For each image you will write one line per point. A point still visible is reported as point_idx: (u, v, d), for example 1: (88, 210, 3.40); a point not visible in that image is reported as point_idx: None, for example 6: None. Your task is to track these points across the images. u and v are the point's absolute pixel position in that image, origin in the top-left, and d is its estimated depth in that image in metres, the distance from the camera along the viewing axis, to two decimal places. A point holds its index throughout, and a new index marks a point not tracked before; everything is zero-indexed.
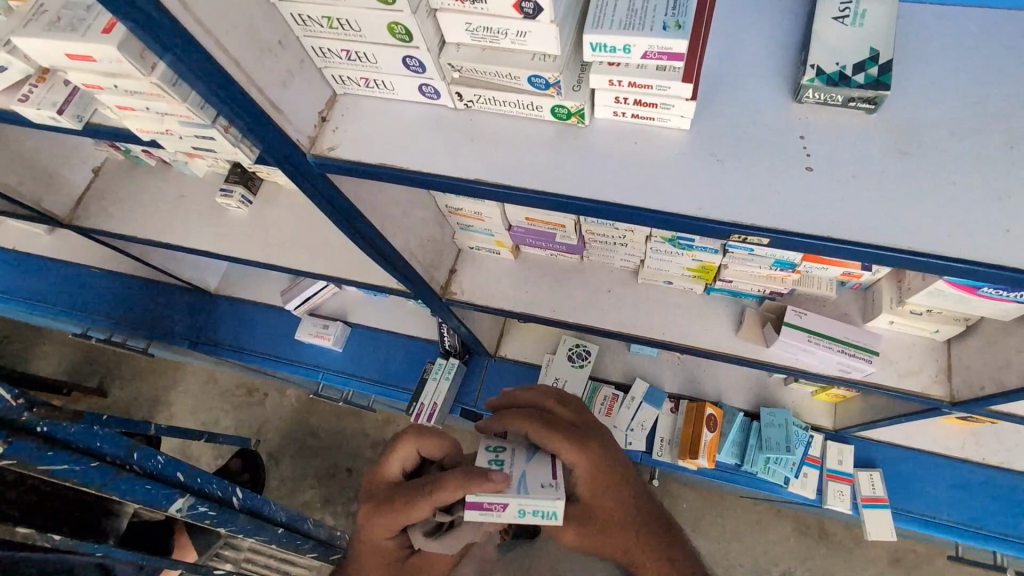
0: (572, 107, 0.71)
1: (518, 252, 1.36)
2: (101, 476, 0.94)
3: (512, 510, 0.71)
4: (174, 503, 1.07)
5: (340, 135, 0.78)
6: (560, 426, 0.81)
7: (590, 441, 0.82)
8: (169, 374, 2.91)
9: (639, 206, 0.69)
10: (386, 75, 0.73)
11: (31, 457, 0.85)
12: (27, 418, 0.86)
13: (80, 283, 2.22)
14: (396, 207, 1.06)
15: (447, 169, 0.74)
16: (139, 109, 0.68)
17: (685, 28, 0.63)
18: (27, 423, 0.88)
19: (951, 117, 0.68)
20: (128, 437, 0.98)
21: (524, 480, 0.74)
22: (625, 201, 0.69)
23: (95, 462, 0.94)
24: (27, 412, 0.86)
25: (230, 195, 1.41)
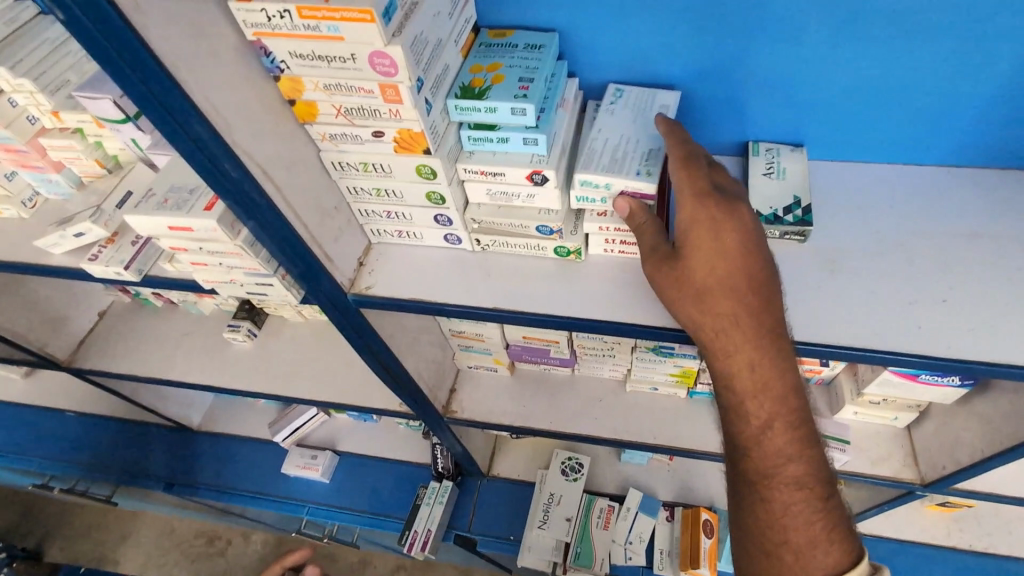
0: (571, 247, 0.87)
1: (513, 369, 1.46)
2: None
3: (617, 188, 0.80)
4: None
5: (375, 276, 0.91)
6: (701, 194, 0.75)
7: (724, 235, 0.73)
8: (123, 526, 2.68)
9: (633, 322, 0.83)
10: (418, 227, 0.89)
11: None
12: None
13: (49, 426, 2.14)
14: (408, 335, 1.17)
15: (471, 300, 0.88)
16: (212, 263, 0.82)
17: (654, 174, 0.79)
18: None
19: (860, 241, 0.89)
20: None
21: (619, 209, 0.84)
22: (621, 319, 0.84)
23: None
24: None
25: (238, 329, 1.51)
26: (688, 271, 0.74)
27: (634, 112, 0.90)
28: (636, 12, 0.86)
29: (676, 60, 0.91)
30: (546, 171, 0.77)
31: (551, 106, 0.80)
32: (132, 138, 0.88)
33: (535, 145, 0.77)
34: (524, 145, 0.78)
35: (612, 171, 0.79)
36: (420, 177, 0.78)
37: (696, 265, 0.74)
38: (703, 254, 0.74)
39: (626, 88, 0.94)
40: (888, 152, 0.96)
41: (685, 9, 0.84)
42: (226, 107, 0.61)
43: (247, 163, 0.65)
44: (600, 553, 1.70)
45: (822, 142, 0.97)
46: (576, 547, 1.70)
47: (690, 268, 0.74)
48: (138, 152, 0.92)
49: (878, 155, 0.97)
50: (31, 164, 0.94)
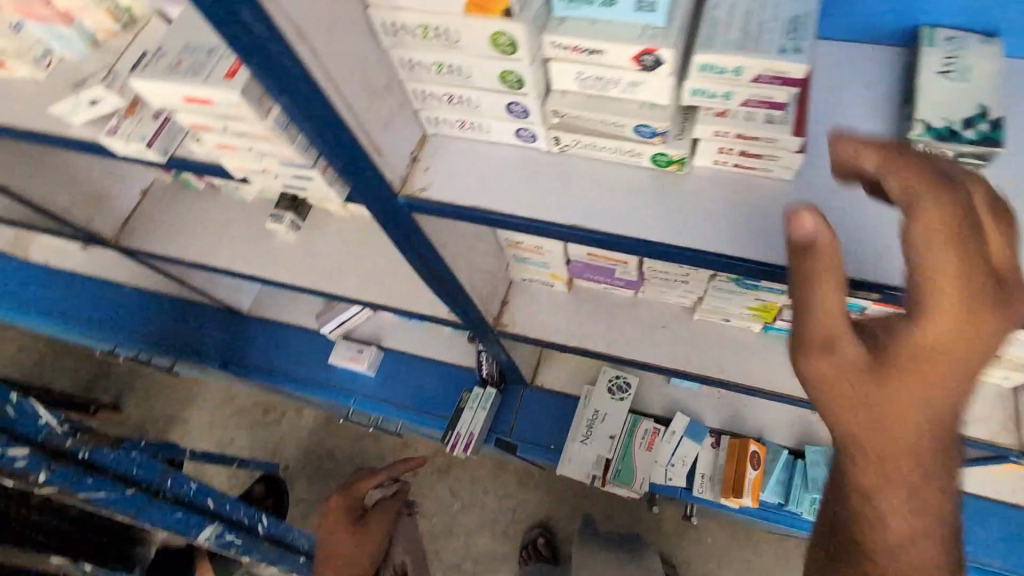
0: (674, 156, 0.69)
1: (571, 284, 1.34)
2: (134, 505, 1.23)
3: (749, 76, 0.60)
4: (204, 530, 1.41)
5: (430, 176, 0.76)
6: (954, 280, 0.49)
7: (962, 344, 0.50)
8: (186, 391, 2.88)
9: (746, 258, 0.66)
10: (484, 118, 0.72)
11: (70, 484, 1.12)
12: (70, 445, 1.15)
13: (108, 297, 2.19)
14: (463, 243, 1.05)
15: (543, 214, 0.72)
16: (241, 148, 0.69)
17: (804, 52, 0.58)
18: (68, 446, 1.15)
19: None
20: (156, 465, 1.31)
21: (747, 105, 0.64)
22: (730, 251, 0.67)
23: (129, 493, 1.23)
24: (68, 439, 1.15)
25: (280, 220, 1.42)
26: (891, 389, 0.53)
27: None
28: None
29: None
30: (662, 51, 0.58)
31: None
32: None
33: (651, 11, 0.58)
34: (635, 12, 0.58)
35: (744, 50, 0.59)
36: (494, 50, 0.61)
37: (906, 382, 0.52)
38: (918, 366, 0.52)
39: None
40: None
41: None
42: None
43: (276, 17, 0.49)
44: (640, 473, 1.69)
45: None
46: (617, 464, 1.69)
47: (896, 387, 0.53)
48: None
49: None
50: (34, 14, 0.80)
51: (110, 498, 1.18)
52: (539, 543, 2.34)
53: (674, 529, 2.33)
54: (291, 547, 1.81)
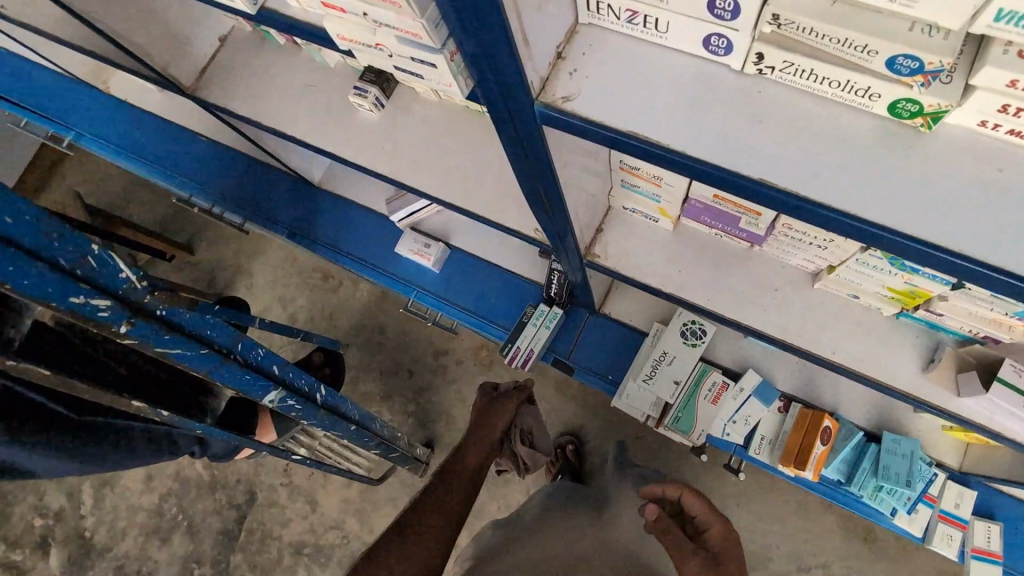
0: (928, 106, 0.50)
1: (677, 223, 1.18)
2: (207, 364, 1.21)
3: None
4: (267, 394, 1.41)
5: (579, 81, 0.59)
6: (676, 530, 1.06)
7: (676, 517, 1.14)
8: (253, 246, 2.95)
9: (995, 266, 0.49)
10: (669, 14, 0.54)
11: (149, 338, 1.08)
12: (149, 301, 1.07)
13: (183, 145, 2.15)
14: (573, 160, 0.90)
15: (719, 157, 0.55)
16: (354, 12, 0.54)
17: None
18: (147, 302, 1.06)
19: None
20: (232, 330, 1.23)
21: None
22: (974, 253, 0.49)
23: (202, 353, 1.19)
24: (148, 296, 1.06)
25: (364, 96, 1.27)
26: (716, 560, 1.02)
27: None
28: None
29: None
30: None
31: None
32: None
33: None
34: None
35: None
36: None
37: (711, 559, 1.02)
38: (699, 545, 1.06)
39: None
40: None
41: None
42: None
43: None
44: (700, 424, 1.64)
45: None
46: (677, 411, 1.65)
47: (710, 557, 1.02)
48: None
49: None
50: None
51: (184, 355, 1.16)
52: (568, 449, 2.37)
53: (706, 466, 2.33)
54: (349, 418, 1.81)
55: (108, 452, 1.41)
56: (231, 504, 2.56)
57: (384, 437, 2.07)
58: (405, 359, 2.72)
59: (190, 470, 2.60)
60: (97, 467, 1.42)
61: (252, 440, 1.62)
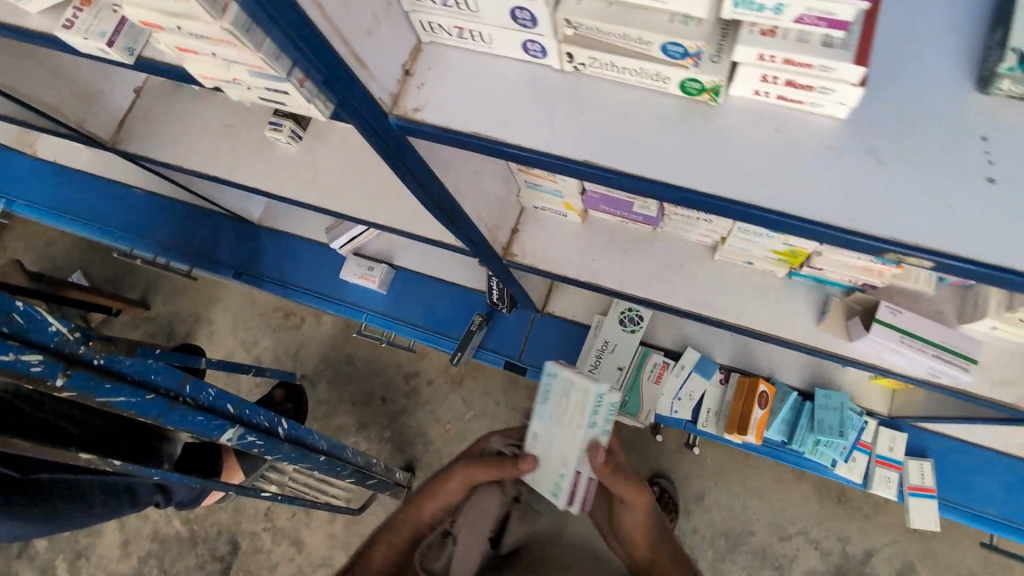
0: (708, 83, 0.58)
1: (586, 216, 1.28)
2: (155, 407, 1.19)
3: None
4: (225, 434, 1.36)
5: (425, 93, 0.67)
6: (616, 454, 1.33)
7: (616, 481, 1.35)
8: (211, 293, 2.95)
9: (775, 210, 0.58)
10: (486, 26, 0.61)
11: (88, 386, 1.07)
12: (84, 351, 1.07)
13: (119, 199, 2.17)
14: (462, 168, 0.99)
15: (548, 145, 0.63)
16: (203, 53, 0.59)
17: None
18: (82, 353, 1.07)
19: None
20: (177, 371, 1.21)
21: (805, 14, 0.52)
22: (760, 202, 0.58)
23: (148, 397, 1.17)
24: (82, 345, 1.07)
25: (280, 129, 1.33)
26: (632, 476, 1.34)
27: None
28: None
29: None
30: None
31: None
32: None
33: None
34: None
35: None
36: None
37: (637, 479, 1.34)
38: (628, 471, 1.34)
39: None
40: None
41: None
42: None
43: None
44: (647, 404, 1.71)
45: None
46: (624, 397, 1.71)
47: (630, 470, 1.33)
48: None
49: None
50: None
51: (128, 401, 1.14)
52: None
53: (676, 452, 2.37)
54: (317, 449, 1.79)
55: (57, 508, 1.39)
56: (214, 557, 2.52)
57: (358, 464, 2.07)
58: (375, 387, 2.73)
59: (168, 528, 2.56)
60: (42, 528, 1.39)
61: (216, 481, 1.61)
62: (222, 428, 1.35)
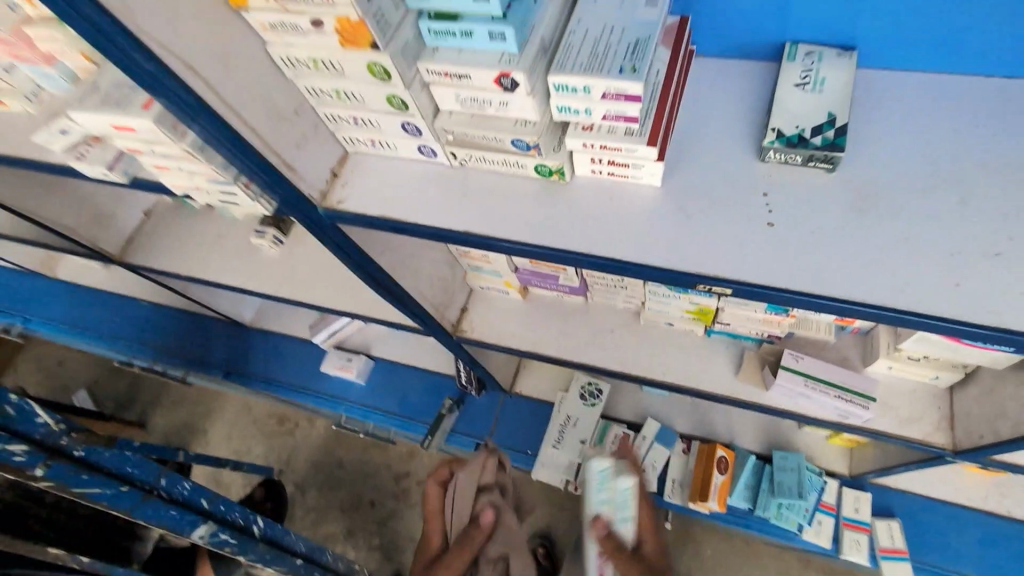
0: (553, 166, 0.77)
1: (526, 293, 1.43)
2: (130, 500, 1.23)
3: (598, 89, 0.67)
4: (197, 530, 1.37)
5: (348, 189, 0.86)
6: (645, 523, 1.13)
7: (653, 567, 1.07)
8: (208, 402, 2.97)
9: (611, 256, 0.74)
10: (388, 137, 0.81)
11: (65, 478, 1.13)
12: (65, 442, 1.17)
13: (117, 311, 2.29)
14: (404, 253, 1.16)
15: (442, 221, 0.81)
16: (174, 168, 0.79)
17: (639, 71, 0.66)
18: (64, 444, 1.17)
19: (900, 179, 0.72)
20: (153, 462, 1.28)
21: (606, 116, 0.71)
22: (600, 251, 0.75)
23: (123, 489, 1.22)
24: (64, 437, 1.18)
25: (263, 236, 1.43)
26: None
27: None
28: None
29: None
30: (514, 73, 0.67)
31: None
32: (56, 62, 0.80)
33: (503, 40, 0.66)
34: (490, 41, 0.67)
35: (584, 71, 0.68)
36: (374, 78, 0.70)
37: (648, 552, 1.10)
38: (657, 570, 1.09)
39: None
40: (959, 55, 0.75)
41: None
42: None
43: (169, 58, 0.60)
44: None
45: (879, 41, 0.77)
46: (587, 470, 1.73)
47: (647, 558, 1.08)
48: (61, 83, 0.84)
49: (950, 60, 0.76)
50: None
51: (104, 492, 1.19)
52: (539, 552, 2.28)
53: None
54: (294, 551, 1.75)
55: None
56: None
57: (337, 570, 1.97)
58: (366, 490, 2.65)
59: None
60: None
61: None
62: (195, 526, 1.36)
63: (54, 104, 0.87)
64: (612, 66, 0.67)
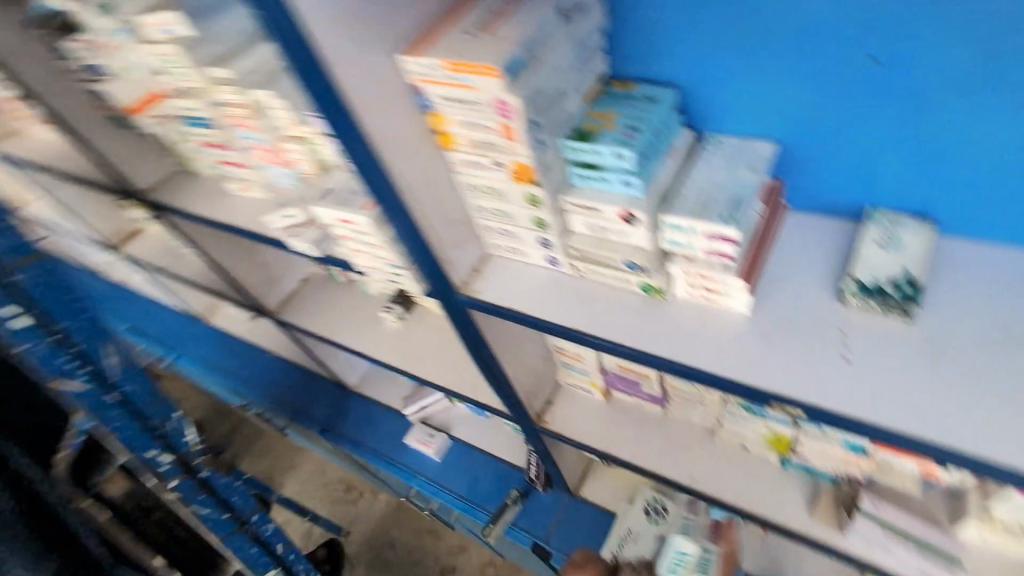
0: (655, 284, 0.94)
1: (609, 396, 1.53)
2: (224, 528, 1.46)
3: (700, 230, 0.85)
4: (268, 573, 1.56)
5: (484, 283, 1.06)
6: None
7: None
8: (289, 456, 3.18)
9: (698, 368, 0.87)
10: (525, 246, 1.02)
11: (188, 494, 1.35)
12: (198, 462, 1.40)
13: (240, 354, 2.58)
14: (512, 341, 1.33)
15: (557, 319, 0.98)
16: (365, 251, 1.04)
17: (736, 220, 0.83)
18: (197, 464, 1.39)
19: (971, 335, 0.81)
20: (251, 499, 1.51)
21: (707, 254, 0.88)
22: (689, 362, 0.88)
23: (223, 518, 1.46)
24: (199, 456, 1.40)
25: (390, 309, 1.69)
26: None
27: (728, 160, 0.95)
28: (745, 62, 0.90)
29: (797, 120, 0.93)
30: (636, 211, 0.87)
31: (653, 153, 0.89)
32: (293, 166, 1.16)
33: (631, 187, 0.88)
34: (622, 187, 0.89)
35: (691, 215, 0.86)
36: (528, 204, 0.93)
37: None
38: None
39: (735, 143, 0.98)
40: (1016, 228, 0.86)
41: (804, 63, 0.86)
42: (381, 130, 0.80)
43: (395, 179, 0.85)
44: None
45: (956, 211, 0.90)
46: None
47: None
48: (293, 181, 1.20)
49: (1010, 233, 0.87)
50: (228, 162, 1.24)
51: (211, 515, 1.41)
52: None
53: None
54: None
55: None
56: None
57: None
58: None
59: None
60: None
61: None
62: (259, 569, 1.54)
63: (288, 195, 1.20)
64: (714, 214, 0.85)
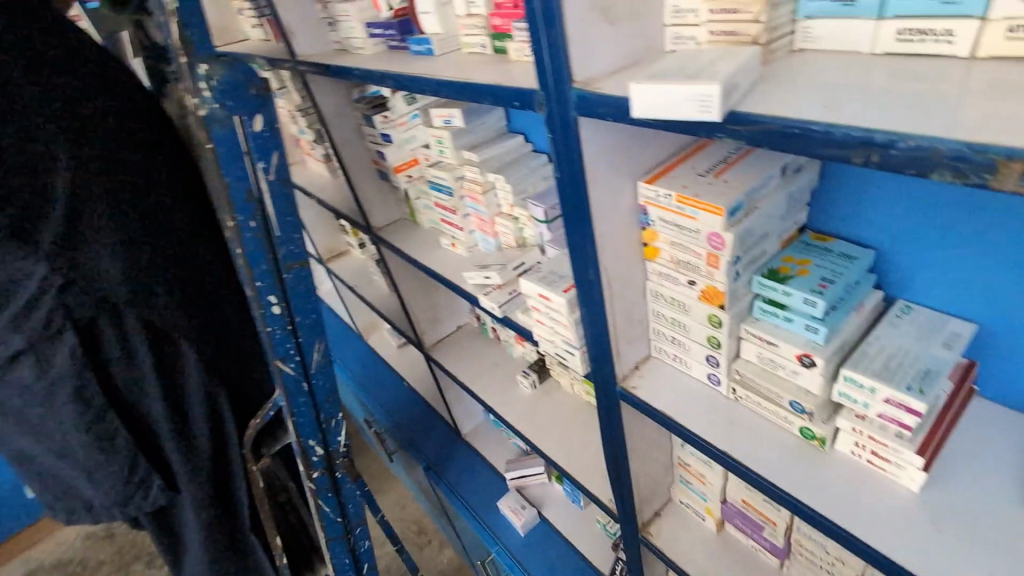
0: (818, 432, 0.95)
1: (722, 529, 1.47)
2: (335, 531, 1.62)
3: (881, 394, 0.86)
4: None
5: (642, 381, 1.13)
6: None
7: None
8: (380, 480, 3.36)
9: (850, 530, 0.85)
10: (690, 358, 1.09)
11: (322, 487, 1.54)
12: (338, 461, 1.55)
13: (378, 376, 2.90)
14: (643, 442, 1.36)
15: (707, 436, 1.01)
16: (547, 323, 1.19)
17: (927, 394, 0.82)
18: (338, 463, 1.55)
19: None
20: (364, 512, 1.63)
21: (885, 418, 0.87)
22: (841, 521, 0.86)
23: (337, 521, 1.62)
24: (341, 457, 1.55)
25: (527, 375, 1.83)
26: None
27: (919, 331, 0.96)
28: (956, 247, 0.93)
29: (999, 309, 0.93)
30: (816, 356, 0.91)
31: (844, 308, 0.93)
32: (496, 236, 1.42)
33: (815, 334, 0.92)
34: (805, 331, 0.93)
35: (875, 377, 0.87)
36: (708, 323, 1.01)
37: None
38: None
39: (928, 314, 0.99)
40: None
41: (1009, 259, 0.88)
42: (605, 233, 0.95)
43: (602, 273, 0.97)
44: None
45: None
46: None
47: None
48: (490, 247, 1.44)
49: None
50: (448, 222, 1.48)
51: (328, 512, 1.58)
52: None
53: None
54: None
55: None
56: None
57: None
58: None
59: None
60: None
61: None
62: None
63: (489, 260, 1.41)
64: (900, 381, 0.85)
